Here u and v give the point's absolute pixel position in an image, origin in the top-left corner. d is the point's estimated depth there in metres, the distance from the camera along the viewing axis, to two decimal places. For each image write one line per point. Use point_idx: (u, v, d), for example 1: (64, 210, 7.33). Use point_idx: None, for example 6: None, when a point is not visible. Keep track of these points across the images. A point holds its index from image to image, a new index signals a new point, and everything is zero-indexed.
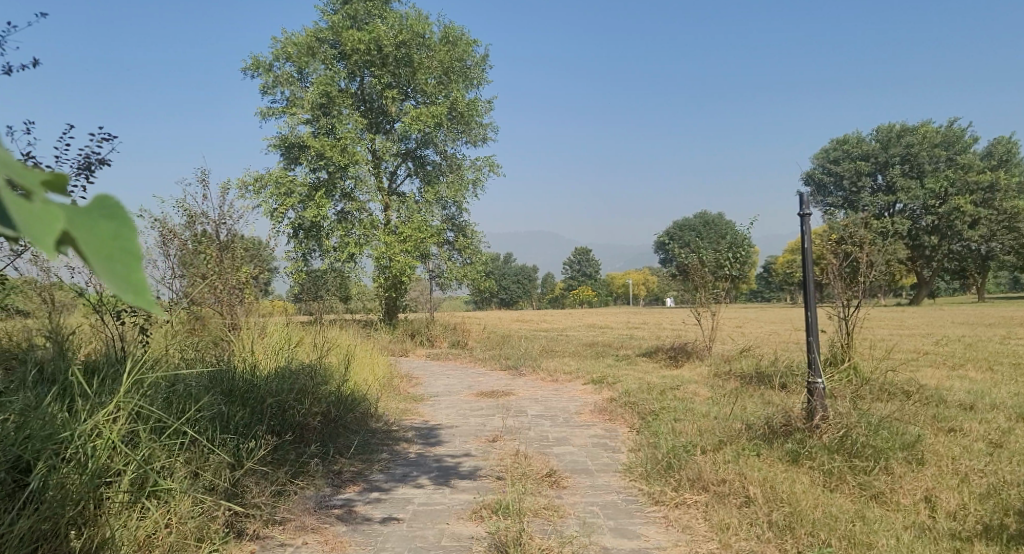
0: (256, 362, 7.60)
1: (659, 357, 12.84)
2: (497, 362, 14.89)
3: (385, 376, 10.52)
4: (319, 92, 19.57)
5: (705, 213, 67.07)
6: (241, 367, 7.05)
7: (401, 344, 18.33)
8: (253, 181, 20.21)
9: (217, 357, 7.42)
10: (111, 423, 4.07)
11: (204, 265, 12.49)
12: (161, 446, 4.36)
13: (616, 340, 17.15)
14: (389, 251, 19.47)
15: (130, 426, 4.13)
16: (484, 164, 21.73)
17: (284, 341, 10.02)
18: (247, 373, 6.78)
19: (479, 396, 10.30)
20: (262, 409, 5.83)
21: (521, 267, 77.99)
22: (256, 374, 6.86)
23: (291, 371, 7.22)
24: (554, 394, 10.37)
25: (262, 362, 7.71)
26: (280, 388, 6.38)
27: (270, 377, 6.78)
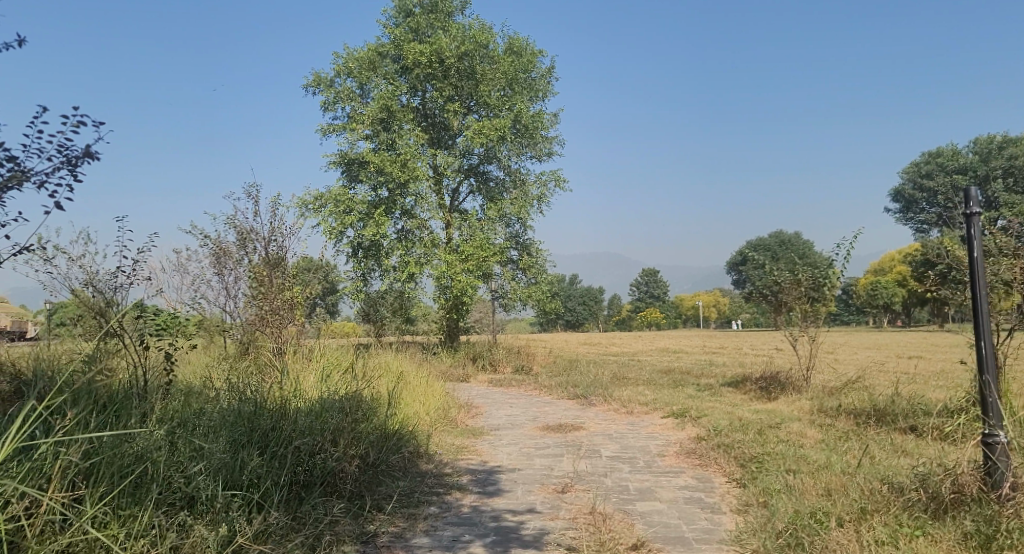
0: (291, 395, 6.72)
1: (746, 388, 11.42)
2: (564, 390, 13.72)
3: (441, 407, 9.51)
4: (380, 107, 19.03)
5: (780, 232, 64.25)
6: (270, 401, 6.16)
7: (462, 369, 17.35)
8: (312, 199, 19.76)
9: (249, 390, 6.57)
10: (30, 502, 3.47)
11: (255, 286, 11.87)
12: (109, 522, 3.70)
13: (694, 366, 15.71)
14: (450, 270, 18.65)
15: (53, 503, 3.49)
16: (550, 179, 20.73)
17: (332, 367, 9.16)
18: (276, 407, 5.87)
19: (545, 431, 9.15)
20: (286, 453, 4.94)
21: (587, 288, 76.41)
22: (294, 407, 6.01)
23: (328, 404, 6.28)
24: (631, 430, 9.12)
25: (299, 395, 6.82)
26: (310, 426, 5.45)
27: (309, 412, 5.91)
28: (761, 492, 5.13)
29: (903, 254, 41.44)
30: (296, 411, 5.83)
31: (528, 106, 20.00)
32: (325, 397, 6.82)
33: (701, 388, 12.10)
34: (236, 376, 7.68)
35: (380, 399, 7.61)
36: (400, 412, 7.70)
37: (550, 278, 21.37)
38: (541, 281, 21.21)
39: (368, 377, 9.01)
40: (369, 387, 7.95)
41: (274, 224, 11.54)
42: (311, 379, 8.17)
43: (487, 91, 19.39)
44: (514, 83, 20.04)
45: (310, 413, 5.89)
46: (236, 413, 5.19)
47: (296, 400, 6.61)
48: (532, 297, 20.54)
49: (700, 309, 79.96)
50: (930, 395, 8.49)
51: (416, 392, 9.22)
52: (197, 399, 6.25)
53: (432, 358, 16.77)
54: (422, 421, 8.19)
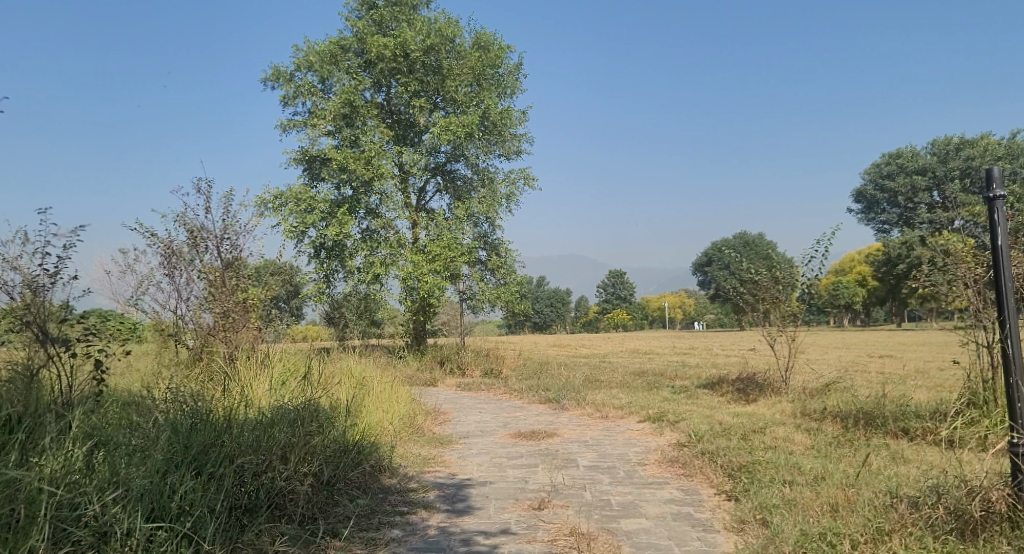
0: (240, 406, 6.14)
1: (724, 390, 11.04)
2: (536, 394, 13.21)
3: (407, 415, 8.94)
4: (342, 102, 18.33)
5: (745, 232, 64.70)
6: (214, 413, 5.58)
7: (429, 373, 16.74)
8: (272, 198, 18.98)
9: (192, 401, 5.98)
10: None
11: (210, 289, 11.21)
12: None
13: (667, 368, 15.34)
14: (417, 270, 18.06)
15: None
16: (519, 177, 20.24)
17: (288, 374, 8.53)
18: (220, 420, 5.32)
19: (518, 438, 8.63)
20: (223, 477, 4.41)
21: (555, 289, 76.10)
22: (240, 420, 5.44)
23: (279, 415, 5.71)
24: (607, 436, 8.64)
25: (248, 407, 6.24)
26: (256, 441, 4.91)
27: (259, 426, 5.34)
28: (758, 507, 4.68)
29: (866, 254, 41.86)
30: (242, 424, 5.26)
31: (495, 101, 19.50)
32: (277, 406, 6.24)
33: (677, 391, 11.69)
34: (180, 386, 7.03)
35: (339, 408, 7.01)
36: (361, 422, 7.12)
37: (519, 278, 20.87)
38: (510, 282, 20.69)
39: (327, 384, 8.40)
40: (328, 396, 7.37)
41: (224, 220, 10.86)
42: (266, 388, 7.55)
43: (453, 86, 18.83)
44: (481, 78, 19.50)
45: (260, 426, 5.32)
46: (170, 430, 4.66)
47: (247, 410, 6.03)
48: (501, 297, 20.00)
49: (666, 310, 80.21)
50: (918, 396, 8.19)
51: (379, 399, 8.63)
52: (132, 412, 5.65)
53: (397, 362, 16.15)
54: (386, 431, 7.60)
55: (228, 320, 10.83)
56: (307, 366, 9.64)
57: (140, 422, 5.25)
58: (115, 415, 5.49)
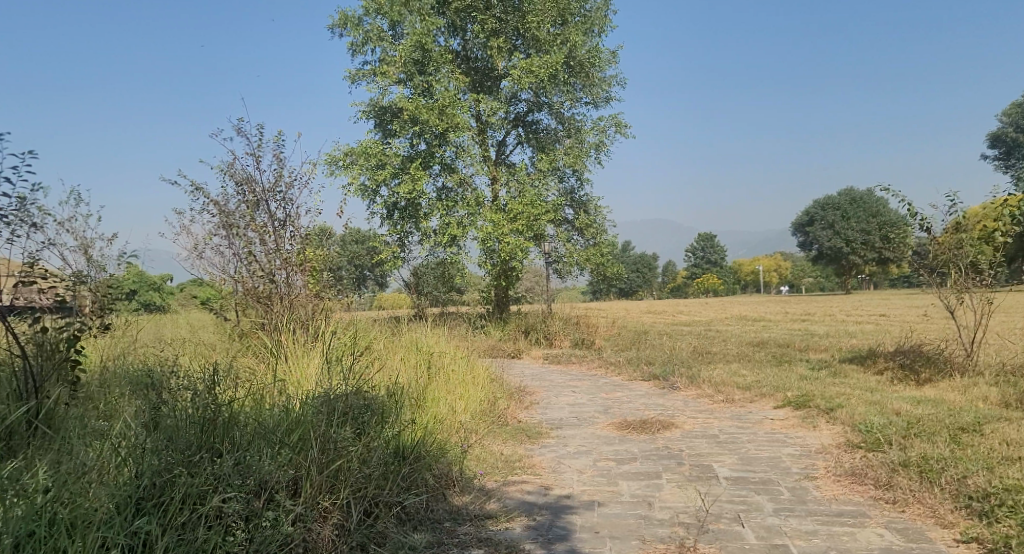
0: (269, 403, 4.68)
1: (879, 366, 8.87)
2: (636, 369, 11.35)
3: (487, 400, 7.27)
4: (412, 45, 16.61)
5: (851, 188, 59.85)
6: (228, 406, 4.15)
7: (513, 344, 15.14)
8: (342, 155, 17.63)
9: (209, 386, 4.58)
10: None
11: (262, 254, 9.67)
12: None
13: (791, 337, 13.10)
14: (497, 230, 16.44)
15: None
16: (609, 124, 18.14)
17: (343, 350, 7.09)
18: (226, 413, 3.89)
19: (625, 431, 6.81)
20: (176, 535, 3.06)
21: (641, 254, 73.16)
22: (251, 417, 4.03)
23: (311, 417, 4.19)
24: (741, 430, 6.70)
25: (281, 402, 4.77)
26: (252, 461, 3.47)
27: (277, 427, 3.91)
28: None
29: None
30: (253, 425, 3.85)
31: (583, 38, 17.43)
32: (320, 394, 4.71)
33: (815, 367, 9.59)
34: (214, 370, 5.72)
35: (397, 396, 5.49)
36: (426, 414, 5.55)
37: (610, 238, 18.86)
38: (601, 242, 18.71)
39: (389, 365, 6.80)
40: (390, 384, 5.79)
41: (277, 169, 9.28)
42: (313, 372, 6.14)
43: (536, 23, 16.82)
44: (566, 14, 17.39)
45: (277, 429, 3.89)
46: (130, 446, 3.34)
47: (274, 404, 4.63)
48: (590, 260, 18.08)
49: (760, 274, 75.87)
50: None
51: (450, 379, 7.01)
52: (123, 400, 4.35)
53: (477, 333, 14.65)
54: (459, 420, 5.99)
55: (283, 288, 9.44)
56: (367, 338, 8.20)
57: (123, 417, 3.95)
58: (104, 408, 4.23)
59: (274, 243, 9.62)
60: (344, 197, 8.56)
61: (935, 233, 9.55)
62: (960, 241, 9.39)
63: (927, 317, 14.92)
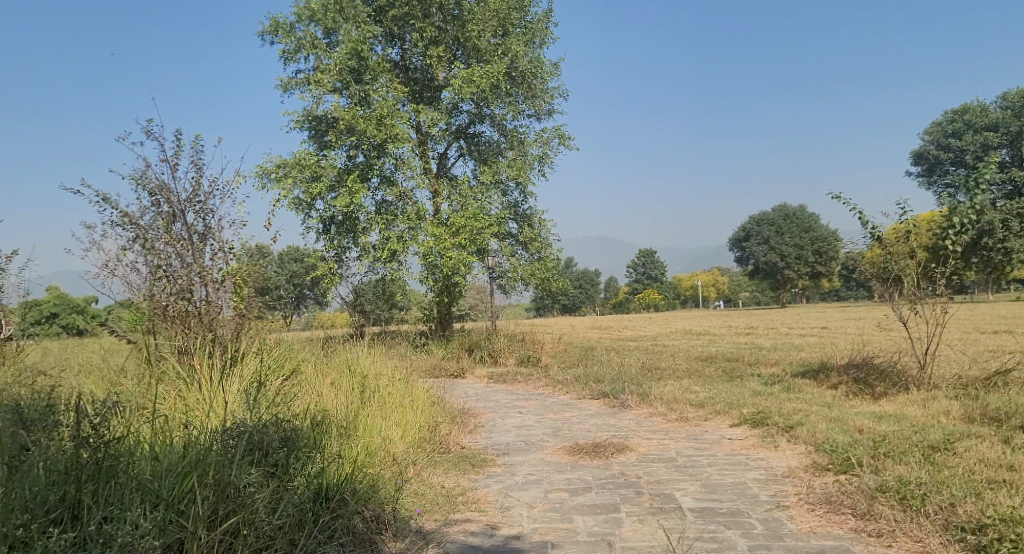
0: (182, 435, 4.20)
1: (833, 380, 8.63)
2: (585, 387, 10.89)
3: (427, 425, 6.68)
4: (348, 52, 15.95)
5: (785, 204, 61.40)
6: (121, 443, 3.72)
7: (456, 363, 14.52)
8: (274, 167, 16.77)
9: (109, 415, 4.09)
10: None
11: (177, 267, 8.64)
12: None
13: (740, 351, 12.89)
14: (438, 244, 15.87)
15: None
16: (552, 136, 17.83)
17: (268, 372, 6.50)
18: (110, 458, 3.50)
19: (577, 456, 6.32)
20: None
21: (584, 270, 73.35)
22: (147, 454, 3.70)
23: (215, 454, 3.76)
24: (700, 452, 6.30)
25: (193, 433, 4.27)
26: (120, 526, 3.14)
27: (173, 466, 3.58)
28: None
29: None
30: (144, 467, 3.53)
31: (524, 49, 17.11)
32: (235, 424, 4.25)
33: (768, 382, 9.31)
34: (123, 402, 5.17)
35: (322, 425, 5.01)
36: (356, 443, 5.05)
37: (555, 252, 18.48)
38: (545, 257, 18.30)
39: (316, 392, 6.16)
40: (320, 411, 5.24)
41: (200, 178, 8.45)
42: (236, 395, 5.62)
43: (476, 32, 16.40)
44: (507, 25, 17.06)
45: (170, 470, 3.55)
46: None
47: (183, 434, 4.25)
48: (535, 275, 17.64)
49: (699, 289, 76.97)
50: None
51: (383, 403, 6.41)
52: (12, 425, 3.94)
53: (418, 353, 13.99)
54: (396, 445, 5.46)
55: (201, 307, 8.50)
56: (295, 360, 7.57)
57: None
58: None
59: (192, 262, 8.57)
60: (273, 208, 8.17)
61: (882, 236, 9.45)
62: (906, 247, 9.32)
63: (869, 330, 15.00)
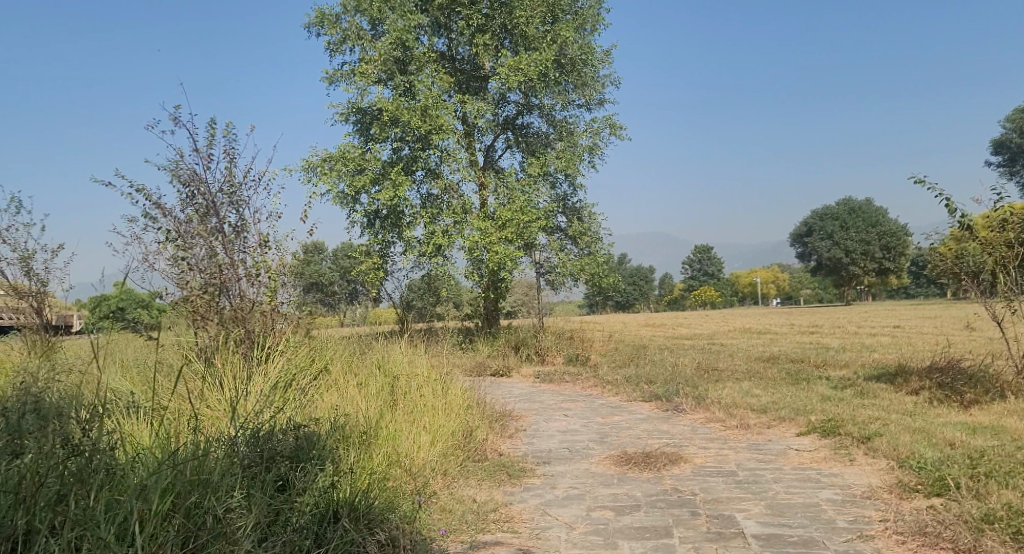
0: (176, 447, 3.86)
1: (912, 385, 7.80)
2: (636, 388, 10.27)
3: (462, 431, 6.18)
4: (393, 42, 15.62)
5: (849, 198, 59.03)
6: (104, 453, 3.40)
7: (501, 361, 14.04)
8: (319, 161, 16.60)
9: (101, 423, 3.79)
10: None
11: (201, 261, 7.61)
12: None
13: (804, 352, 12.03)
14: (485, 239, 15.44)
15: None
16: (603, 126, 17.17)
17: (295, 370, 6.15)
18: (82, 473, 3.20)
19: (625, 467, 5.74)
20: None
21: (637, 267, 72.10)
22: (126, 468, 3.39)
23: (200, 478, 3.42)
24: (763, 466, 5.64)
25: (192, 443, 3.93)
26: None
27: (150, 484, 3.25)
28: None
29: None
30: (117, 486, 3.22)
31: (574, 36, 16.50)
32: (235, 437, 3.90)
33: (837, 386, 8.53)
34: (139, 408, 4.92)
35: (342, 432, 4.62)
36: (377, 452, 4.64)
37: (606, 248, 17.83)
38: (595, 252, 17.67)
39: (344, 395, 5.73)
40: (343, 419, 4.83)
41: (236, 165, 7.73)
42: (258, 396, 5.31)
43: (524, 19, 15.87)
44: (556, 11, 16.49)
45: (156, 486, 3.25)
46: None
47: (187, 440, 3.95)
48: (584, 270, 17.03)
49: (757, 286, 74.81)
50: None
51: (414, 408, 5.95)
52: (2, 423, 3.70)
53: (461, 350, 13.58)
54: (425, 452, 5.00)
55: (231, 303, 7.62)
56: (327, 356, 7.23)
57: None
58: None
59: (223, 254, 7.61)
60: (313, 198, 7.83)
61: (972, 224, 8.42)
62: (1004, 238, 8.18)
63: (948, 331, 13.89)
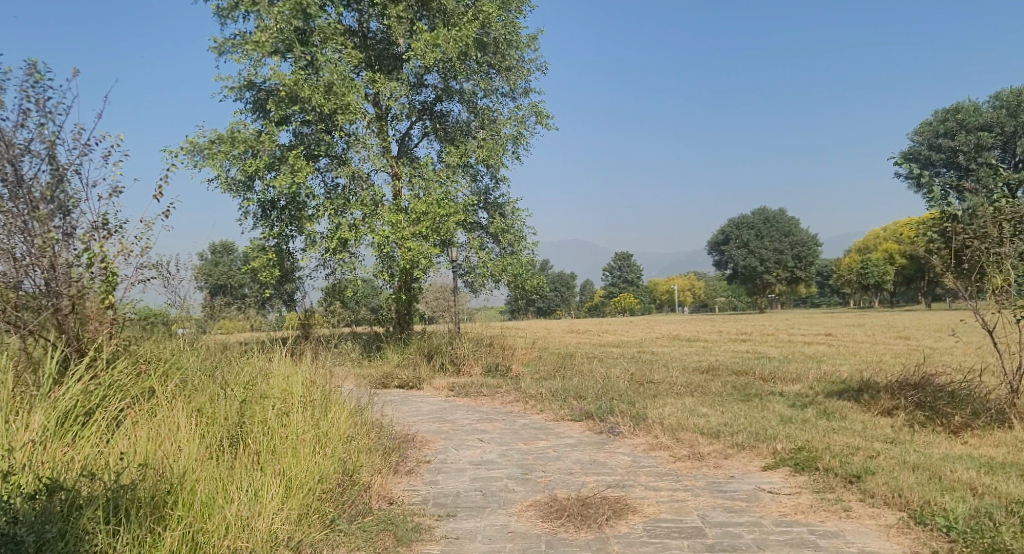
0: None
1: (884, 404, 6.71)
2: (563, 405, 8.87)
3: (341, 474, 4.65)
4: (293, 9, 13.78)
5: (764, 207, 60.06)
6: None
7: (411, 371, 12.41)
8: (206, 142, 14.57)
9: None
10: None
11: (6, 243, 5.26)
12: None
13: (746, 362, 10.97)
14: (396, 233, 13.81)
15: None
16: (528, 114, 15.84)
17: (103, 391, 4.56)
18: None
19: (557, 523, 4.30)
20: None
21: (559, 273, 71.27)
22: None
23: None
24: (736, 519, 4.31)
25: None
26: None
27: None
28: None
29: None
30: None
31: (497, 14, 15.08)
32: None
33: (795, 404, 7.37)
34: None
35: (112, 507, 3.15)
36: (165, 540, 3.18)
37: (530, 247, 16.42)
38: (518, 252, 16.22)
39: (172, 424, 4.15)
40: (138, 484, 3.33)
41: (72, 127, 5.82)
42: (27, 433, 3.77)
43: None
44: None
45: None
46: None
47: None
48: (506, 271, 15.58)
49: (675, 293, 75.31)
50: None
51: (270, 443, 4.42)
52: None
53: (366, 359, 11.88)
54: (252, 520, 3.53)
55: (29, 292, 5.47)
56: (163, 370, 5.58)
57: None
58: None
59: (54, 249, 5.55)
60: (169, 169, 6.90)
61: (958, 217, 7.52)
62: (981, 224, 7.21)
63: (888, 340, 13.18)
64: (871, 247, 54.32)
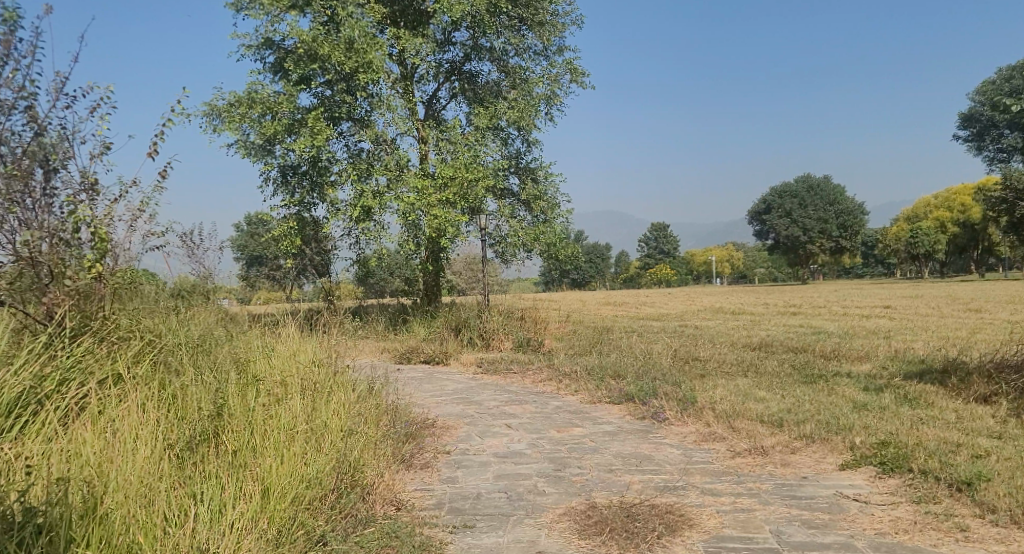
0: None
1: (978, 389, 5.76)
2: (600, 384, 8.06)
3: (339, 475, 3.90)
4: None
5: (808, 175, 57.87)
6: None
7: (438, 346, 11.70)
8: (225, 105, 13.90)
9: None
10: None
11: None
12: None
13: (802, 338, 10.02)
14: (422, 199, 13.02)
15: None
16: (563, 71, 14.84)
17: (59, 378, 3.87)
18: None
19: (598, 541, 3.51)
20: None
21: (593, 244, 70.07)
22: None
23: None
24: (821, 539, 3.47)
25: None
26: None
27: None
28: None
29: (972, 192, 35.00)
30: None
31: None
32: None
33: (867, 387, 6.44)
34: None
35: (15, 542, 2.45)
36: None
37: (564, 215, 15.50)
38: (551, 219, 15.32)
39: (127, 418, 3.43)
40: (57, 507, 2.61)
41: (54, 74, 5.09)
42: None
43: None
44: None
45: None
46: None
47: None
48: (539, 239, 14.72)
49: (712, 264, 73.58)
50: None
51: (249, 440, 3.68)
52: None
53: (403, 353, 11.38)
54: (210, 547, 2.81)
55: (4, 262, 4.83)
56: (149, 349, 4.94)
57: None
58: None
59: (30, 212, 4.90)
60: (167, 125, 6.22)
61: None
62: None
63: (957, 313, 12.05)
64: (921, 215, 52.04)
